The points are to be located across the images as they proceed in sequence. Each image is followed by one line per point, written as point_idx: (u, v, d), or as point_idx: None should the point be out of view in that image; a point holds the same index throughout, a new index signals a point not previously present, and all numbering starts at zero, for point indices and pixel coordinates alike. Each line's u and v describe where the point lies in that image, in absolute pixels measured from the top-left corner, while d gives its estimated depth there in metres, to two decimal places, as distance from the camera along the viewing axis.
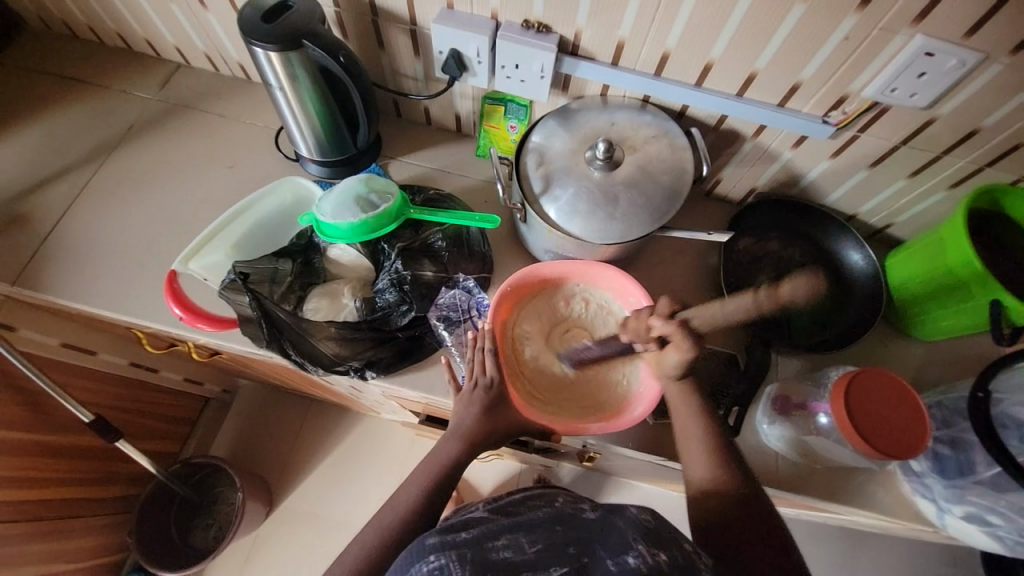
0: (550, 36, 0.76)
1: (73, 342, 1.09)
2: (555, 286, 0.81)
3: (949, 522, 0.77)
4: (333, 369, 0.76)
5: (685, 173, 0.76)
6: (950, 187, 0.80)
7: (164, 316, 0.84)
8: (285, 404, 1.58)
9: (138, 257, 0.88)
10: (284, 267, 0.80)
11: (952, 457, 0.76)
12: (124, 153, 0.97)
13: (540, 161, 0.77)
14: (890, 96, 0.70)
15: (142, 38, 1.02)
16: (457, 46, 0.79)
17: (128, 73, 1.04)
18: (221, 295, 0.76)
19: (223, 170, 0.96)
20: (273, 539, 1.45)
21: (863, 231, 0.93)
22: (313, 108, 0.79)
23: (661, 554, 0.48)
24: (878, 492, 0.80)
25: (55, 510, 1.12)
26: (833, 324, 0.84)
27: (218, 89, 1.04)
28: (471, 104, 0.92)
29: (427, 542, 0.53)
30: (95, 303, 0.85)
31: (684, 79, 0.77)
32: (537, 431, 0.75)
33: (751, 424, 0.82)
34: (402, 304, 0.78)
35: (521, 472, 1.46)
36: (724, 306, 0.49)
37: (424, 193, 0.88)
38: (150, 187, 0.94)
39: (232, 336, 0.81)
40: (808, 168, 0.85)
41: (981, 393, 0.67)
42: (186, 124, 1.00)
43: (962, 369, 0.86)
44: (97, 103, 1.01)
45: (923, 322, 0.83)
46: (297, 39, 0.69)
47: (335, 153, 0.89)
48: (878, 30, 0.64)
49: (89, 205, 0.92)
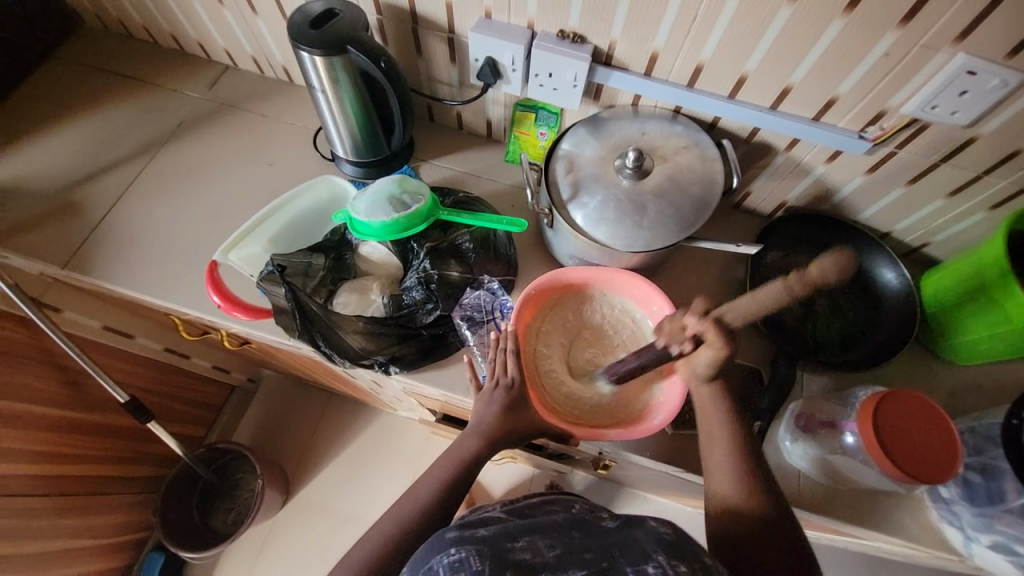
0: (584, 46, 0.77)
1: (113, 325, 1.15)
2: (579, 291, 0.81)
3: (976, 552, 0.75)
4: (359, 362, 0.78)
5: (714, 185, 0.76)
6: (990, 208, 0.78)
7: (201, 304, 0.88)
8: (307, 396, 1.63)
9: (180, 247, 0.93)
10: (317, 261, 0.83)
11: (984, 485, 0.73)
12: (172, 148, 1.02)
13: (569, 168, 0.78)
14: (930, 114, 0.68)
15: (194, 40, 1.07)
16: (493, 53, 0.81)
17: (179, 72, 1.10)
18: (260, 286, 0.80)
19: (263, 167, 1.00)
20: (289, 527, 1.49)
21: (898, 249, 0.91)
22: (352, 111, 0.83)
23: (681, 566, 0.48)
24: (904, 518, 0.77)
25: (87, 485, 1.18)
26: (862, 343, 0.83)
27: (262, 89, 1.08)
28: (503, 110, 0.94)
29: (447, 537, 0.53)
30: (139, 289, 0.89)
31: (718, 91, 0.78)
32: (555, 435, 0.76)
33: (773, 440, 0.80)
34: (428, 302, 0.80)
35: (534, 477, 1.46)
36: (757, 298, 0.48)
37: (454, 196, 0.90)
38: (194, 181, 0.99)
39: (265, 326, 0.84)
40: (841, 183, 0.84)
41: (1015, 420, 0.65)
42: (230, 122, 1.05)
43: (999, 397, 0.82)
44: (150, 100, 1.07)
45: (958, 346, 0.80)
46: (341, 45, 0.73)
47: (370, 154, 0.92)
48: (919, 47, 0.63)
49: (137, 196, 0.97)
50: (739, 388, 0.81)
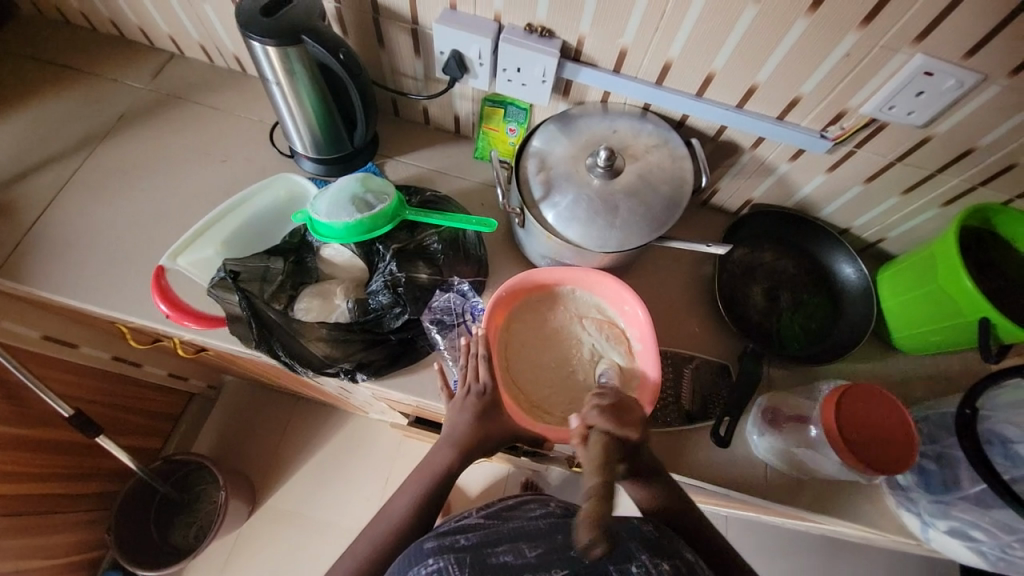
0: (553, 41, 0.75)
1: (55, 334, 1.06)
2: (552, 291, 0.80)
3: (932, 536, 0.77)
4: (324, 371, 0.75)
5: (684, 183, 0.76)
6: (942, 205, 0.82)
7: (149, 312, 0.82)
8: (272, 401, 1.56)
9: (126, 250, 0.86)
10: (275, 265, 0.78)
11: (938, 472, 0.76)
12: (114, 142, 0.94)
13: (539, 166, 0.76)
14: (888, 114, 0.70)
15: (136, 26, 0.99)
16: (459, 47, 0.78)
17: (120, 61, 1.01)
18: (210, 293, 0.75)
19: (215, 163, 0.94)
20: (257, 539, 1.43)
21: (856, 245, 0.94)
22: (310, 104, 0.78)
23: (663, 565, 0.50)
24: (864, 505, 0.80)
25: (35, 505, 1.10)
26: (823, 339, 0.86)
27: (212, 80, 1.01)
28: (471, 105, 0.91)
29: (426, 546, 0.55)
30: (78, 297, 0.82)
31: (686, 89, 0.77)
32: (530, 438, 0.75)
33: (741, 435, 0.82)
34: (395, 306, 0.76)
35: (509, 475, 1.46)
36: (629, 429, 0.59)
37: (421, 195, 0.87)
38: (140, 179, 0.92)
39: (219, 335, 0.79)
40: (804, 181, 0.86)
41: (968, 409, 0.69)
42: (177, 116, 0.98)
43: (950, 384, 0.87)
44: (88, 91, 0.98)
45: (911, 338, 0.84)
46: (296, 35, 0.68)
47: (331, 151, 0.88)
48: (878, 49, 0.64)
49: (74, 196, 0.89)
50: (707, 384, 0.82)
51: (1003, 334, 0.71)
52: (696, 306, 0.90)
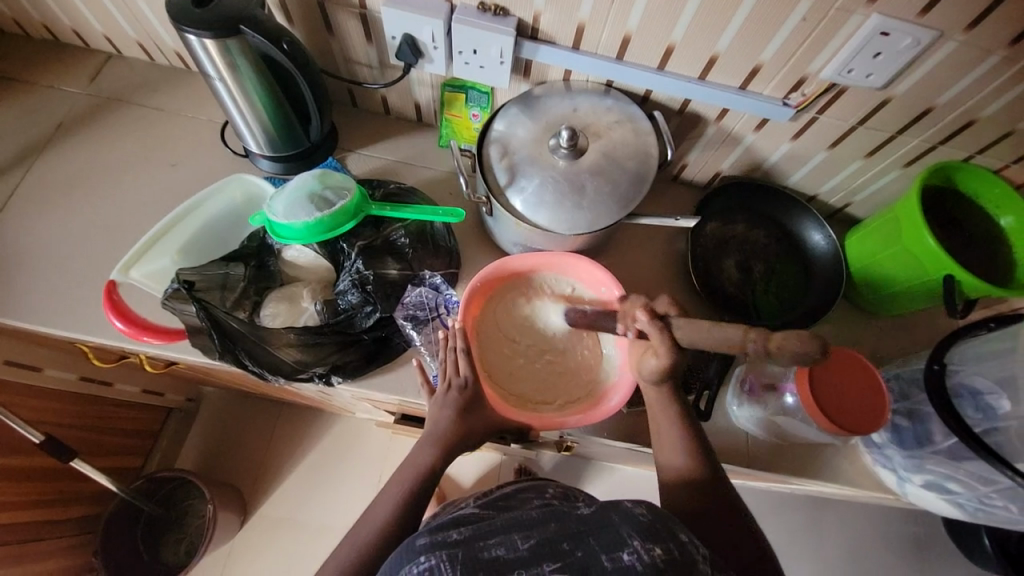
0: (508, 19, 0.73)
1: (15, 359, 1.01)
2: (525, 278, 0.79)
3: (909, 490, 0.80)
4: (297, 377, 0.72)
5: (650, 158, 0.75)
6: (904, 166, 0.83)
7: (108, 330, 0.78)
8: (254, 410, 1.52)
9: (78, 267, 0.81)
10: (235, 271, 0.76)
11: (910, 428, 0.78)
12: (55, 153, 0.89)
13: (503, 152, 0.74)
14: (847, 78, 0.70)
15: (67, 27, 0.93)
16: (411, 31, 0.75)
17: (54, 66, 0.95)
18: (165, 306, 0.71)
19: (166, 169, 0.89)
20: (252, 547, 1.41)
21: (824, 211, 0.96)
22: (258, 99, 0.74)
23: (656, 549, 0.48)
24: (842, 463, 0.83)
25: (16, 534, 1.06)
26: (797, 306, 0.87)
27: (156, 80, 0.96)
28: (431, 92, 0.88)
29: (418, 542, 0.54)
30: (28, 320, 0.78)
31: (647, 63, 0.76)
32: (515, 428, 0.74)
33: (722, 406, 0.83)
34: (366, 305, 0.74)
35: (502, 463, 1.46)
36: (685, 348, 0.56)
37: (384, 188, 0.85)
38: (87, 191, 0.86)
39: (184, 348, 0.76)
40: (769, 151, 0.86)
41: (936, 365, 0.71)
42: (121, 120, 0.92)
43: (918, 341, 0.89)
44: (21, 100, 0.92)
45: (879, 299, 0.85)
46: (234, 25, 0.64)
47: (287, 147, 0.84)
48: (835, 11, 0.63)
49: (16, 214, 0.84)
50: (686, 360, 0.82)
51: (967, 290, 0.72)
52: (672, 282, 0.90)
